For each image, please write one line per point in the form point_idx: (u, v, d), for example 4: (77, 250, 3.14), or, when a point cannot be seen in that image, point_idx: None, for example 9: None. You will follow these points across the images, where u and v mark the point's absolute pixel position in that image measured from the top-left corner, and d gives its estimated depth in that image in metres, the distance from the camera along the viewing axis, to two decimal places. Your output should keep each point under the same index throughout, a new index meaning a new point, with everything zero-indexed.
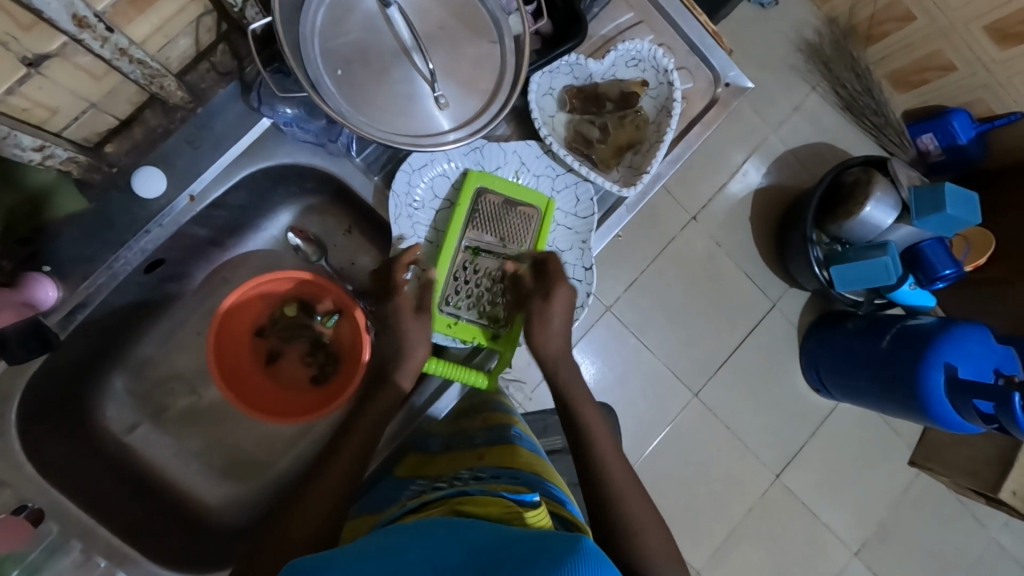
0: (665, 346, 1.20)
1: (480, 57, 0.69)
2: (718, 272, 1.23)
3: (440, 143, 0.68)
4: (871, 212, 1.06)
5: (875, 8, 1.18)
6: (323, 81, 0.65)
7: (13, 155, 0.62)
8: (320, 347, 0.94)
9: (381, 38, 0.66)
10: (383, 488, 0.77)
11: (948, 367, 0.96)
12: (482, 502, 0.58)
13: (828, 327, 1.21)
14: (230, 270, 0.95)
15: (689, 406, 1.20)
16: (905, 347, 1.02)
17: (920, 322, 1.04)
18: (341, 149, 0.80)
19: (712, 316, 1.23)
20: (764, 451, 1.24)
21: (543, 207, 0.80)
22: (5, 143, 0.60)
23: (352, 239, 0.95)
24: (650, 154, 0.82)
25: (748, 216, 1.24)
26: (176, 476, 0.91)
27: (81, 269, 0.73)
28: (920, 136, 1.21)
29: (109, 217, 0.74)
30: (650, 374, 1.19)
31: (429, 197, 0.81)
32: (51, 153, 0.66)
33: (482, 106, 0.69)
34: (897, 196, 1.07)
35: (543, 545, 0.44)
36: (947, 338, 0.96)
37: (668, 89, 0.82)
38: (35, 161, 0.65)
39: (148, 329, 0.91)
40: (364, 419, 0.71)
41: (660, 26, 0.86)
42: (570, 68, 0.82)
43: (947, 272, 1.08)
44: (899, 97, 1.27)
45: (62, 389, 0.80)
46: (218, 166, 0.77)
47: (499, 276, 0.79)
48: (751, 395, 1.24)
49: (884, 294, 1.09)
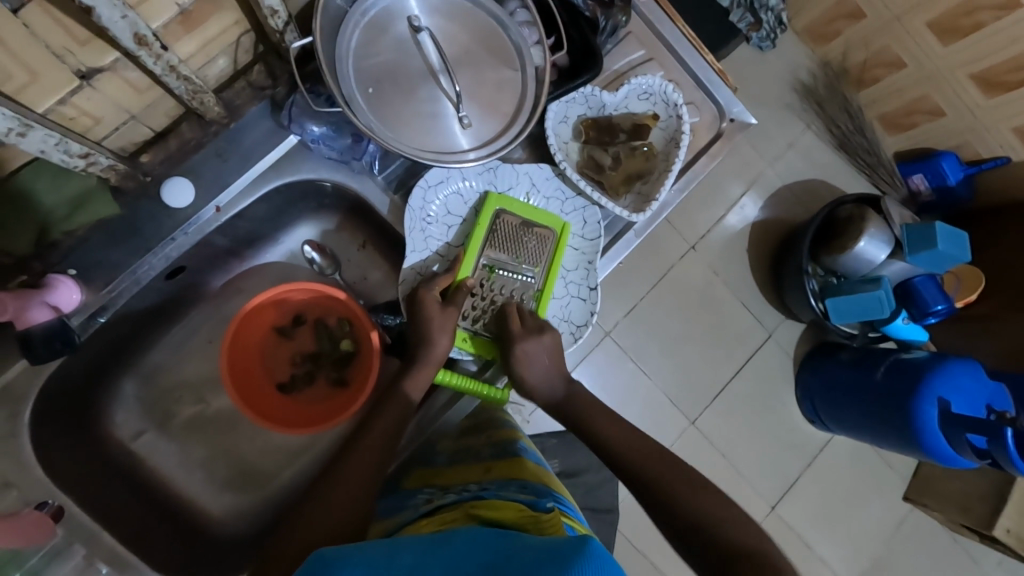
0: (661, 372, 1.22)
1: (501, 84, 0.73)
2: (715, 302, 1.26)
3: (460, 160, 0.71)
4: (866, 247, 1.10)
5: (867, 56, 1.25)
6: (356, 98, 0.68)
7: (59, 161, 0.64)
8: (308, 367, 0.95)
9: (411, 60, 0.70)
10: (394, 500, 0.78)
11: (941, 402, 0.98)
12: (496, 505, 0.61)
13: (823, 358, 1.24)
14: (244, 281, 0.97)
15: (686, 433, 1.22)
16: (900, 378, 1.04)
17: (913, 355, 1.07)
18: (362, 167, 0.83)
19: (708, 346, 1.25)
20: (759, 480, 1.25)
21: (559, 230, 0.83)
22: (56, 148, 0.62)
23: (366, 254, 0.98)
24: (658, 183, 0.85)
25: (745, 248, 1.28)
26: (178, 484, 0.91)
27: (105, 273, 0.75)
28: (911, 177, 1.27)
29: (137, 224, 0.76)
30: (644, 397, 1.21)
31: (443, 213, 0.83)
32: (94, 159, 0.68)
33: (502, 128, 0.72)
34: (890, 232, 1.12)
35: (553, 545, 0.46)
36: (939, 372, 0.99)
37: (678, 122, 0.86)
38: (79, 167, 0.67)
39: (161, 335, 0.92)
40: (379, 422, 0.73)
41: (668, 63, 0.92)
42: (586, 98, 0.86)
43: (938, 308, 1.11)
44: (890, 138, 1.33)
45: (73, 390, 0.81)
46: (245, 179, 0.80)
47: (513, 292, 0.82)
48: (746, 425, 1.26)
49: (878, 328, 1.15)
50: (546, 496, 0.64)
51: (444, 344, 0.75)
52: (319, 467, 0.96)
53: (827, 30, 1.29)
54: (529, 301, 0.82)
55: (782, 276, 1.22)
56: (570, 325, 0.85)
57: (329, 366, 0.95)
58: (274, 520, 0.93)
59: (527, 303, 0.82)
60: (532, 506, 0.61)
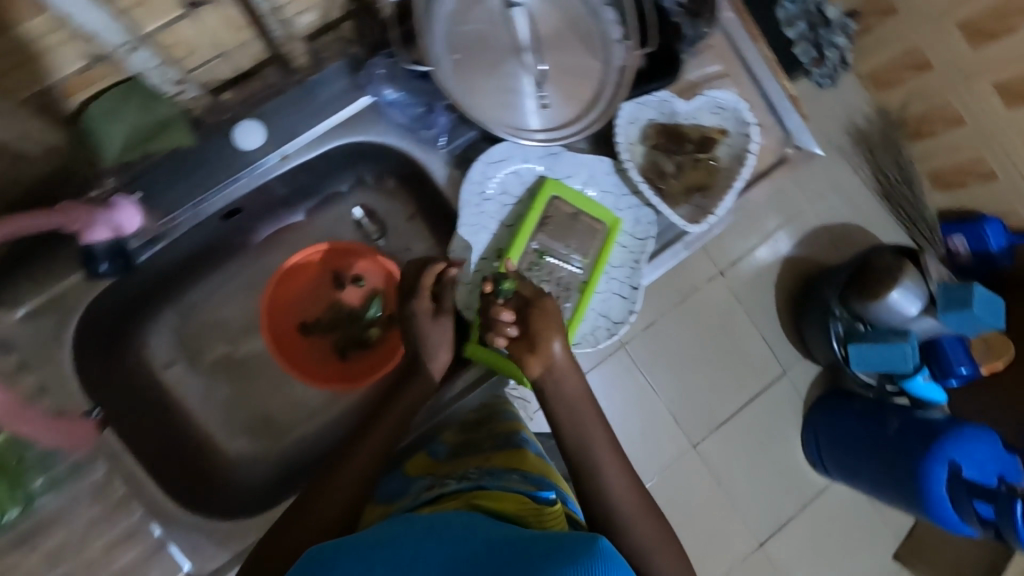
0: (672, 390, 1.22)
1: (583, 67, 0.72)
2: (735, 328, 1.26)
3: (535, 138, 0.71)
4: (898, 299, 1.07)
5: (927, 108, 1.22)
6: (442, 65, 0.68)
7: (157, 84, 0.71)
8: (335, 318, 0.98)
9: (500, 32, 0.69)
10: (390, 483, 0.76)
11: (952, 465, 0.97)
12: (497, 497, 0.62)
13: (837, 401, 1.22)
14: (291, 234, 0.97)
15: (686, 455, 1.22)
16: (915, 437, 1.02)
17: (929, 415, 1.05)
18: (427, 138, 0.83)
19: (724, 371, 1.25)
20: (751, 515, 1.24)
21: (609, 225, 0.84)
22: (156, 69, 0.68)
23: (413, 226, 0.99)
24: (718, 198, 0.85)
25: (773, 280, 1.28)
26: (200, 420, 0.92)
27: (168, 202, 0.77)
28: (951, 238, 1.22)
29: (203, 158, 0.77)
30: (651, 413, 1.21)
31: (499, 192, 0.84)
32: (185, 88, 0.74)
33: (579, 112, 0.72)
34: (926, 287, 1.08)
35: (560, 538, 0.47)
36: (954, 435, 0.97)
37: (745, 141, 0.86)
38: (171, 94, 0.74)
39: (207, 271, 0.93)
40: (379, 427, 0.75)
41: (743, 82, 0.92)
42: (660, 103, 0.86)
43: (962, 371, 1.11)
44: (936, 195, 1.31)
45: (116, 311, 0.83)
46: (315, 132, 0.80)
47: (560, 280, 0.83)
48: (747, 457, 1.25)
49: (896, 381, 1.13)
50: (546, 487, 0.66)
51: (445, 357, 0.81)
52: (336, 428, 0.96)
53: (892, 76, 1.26)
54: (573, 292, 0.83)
55: (806, 311, 1.21)
56: (608, 321, 0.85)
57: (352, 329, 0.97)
58: (286, 473, 0.92)
59: (571, 293, 0.83)
60: (536, 498, 0.63)
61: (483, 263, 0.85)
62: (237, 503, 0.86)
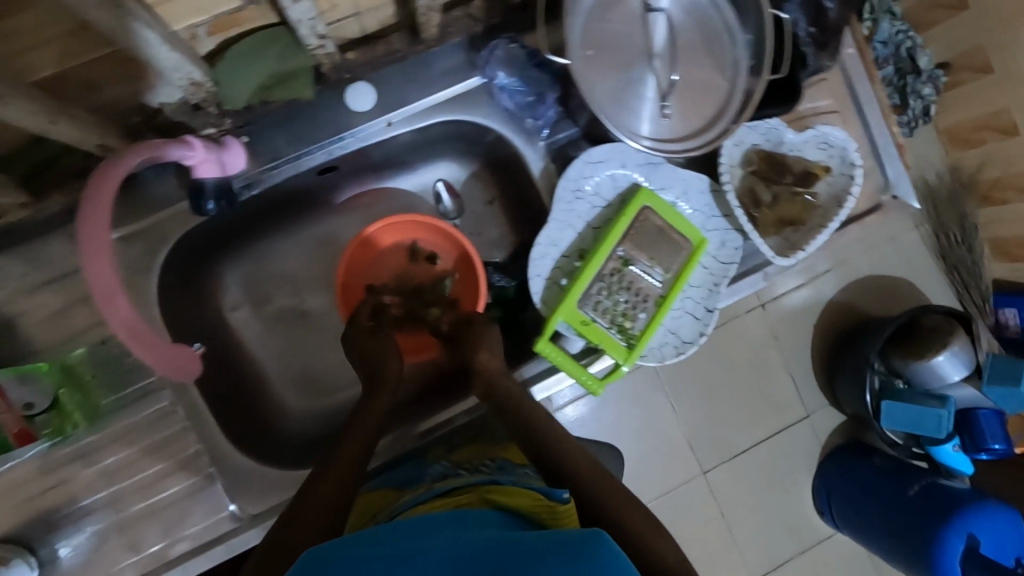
0: (690, 415, 1.15)
1: (710, 84, 0.71)
2: (763, 364, 1.18)
3: (652, 145, 0.70)
4: (942, 362, 1.03)
5: (1004, 174, 1.11)
6: (575, 57, 0.68)
7: (302, 36, 0.66)
8: (401, 288, 0.95)
9: (635, 37, 0.69)
10: (404, 469, 0.79)
11: (971, 539, 0.95)
12: (510, 492, 0.64)
13: (855, 455, 1.14)
14: (371, 199, 0.97)
15: (693, 481, 1.15)
16: (933, 506, 0.98)
17: (951, 484, 1.02)
18: (529, 128, 0.83)
19: (747, 406, 1.17)
20: (748, 548, 1.17)
21: (695, 244, 0.83)
22: (308, 23, 0.63)
23: (491, 211, 0.99)
24: (810, 235, 0.83)
25: (812, 322, 1.19)
26: (257, 366, 0.94)
27: (272, 151, 0.78)
28: (1005, 309, 1.16)
29: (314, 113, 0.78)
30: (665, 434, 1.14)
31: (593, 193, 0.84)
32: (324, 43, 0.70)
33: (700, 127, 0.71)
34: (974, 356, 1.05)
35: (562, 536, 0.52)
36: (977, 510, 0.95)
37: (847, 182, 0.84)
38: (311, 46, 0.69)
39: (287, 223, 0.94)
40: (363, 417, 0.76)
41: (851, 121, 0.90)
42: (768, 130, 0.84)
43: (995, 447, 1.03)
44: (994, 264, 1.20)
45: (201, 247, 0.85)
46: (423, 104, 0.81)
47: (637, 291, 0.81)
48: (754, 492, 1.18)
49: (924, 445, 1.07)
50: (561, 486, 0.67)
51: (395, 367, 0.82)
52: None
53: (971, 135, 1.15)
54: (649, 305, 0.81)
55: (841, 359, 1.12)
56: (677, 339, 0.85)
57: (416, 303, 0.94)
58: (331, 432, 0.94)
59: (647, 305, 0.81)
60: (549, 496, 0.63)
61: (563, 262, 0.84)
62: (289, 453, 0.88)
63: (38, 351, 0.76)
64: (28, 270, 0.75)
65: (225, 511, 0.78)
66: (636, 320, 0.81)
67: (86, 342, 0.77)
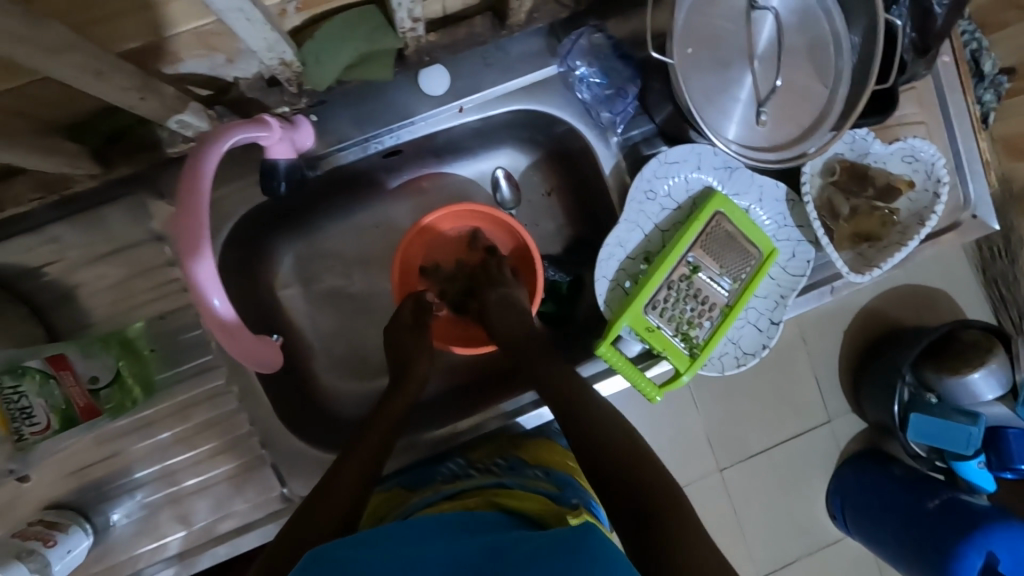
0: (710, 413, 1.05)
1: (810, 90, 0.68)
2: (792, 368, 1.07)
3: (746, 152, 0.68)
4: (978, 380, 0.92)
5: None
6: (676, 55, 0.65)
7: (399, 18, 0.63)
8: (451, 274, 0.92)
9: (738, 38, 0.67)
10: (418, 472, 0.79)
11: (990, 556, 0.86)
12: (518, 496, 0.65)
13: (871, 463, 1.03)
14: (428, 183, 0.94)
15: (707, 479, 1.05)
16: (950, 521, 0.89)
17: (973, 499, 0.92)
18: (605, 123, 0.79)
19: (769, 408, 1.06)
20: (757, 550, 1.07)
21: (766, 253, 0.79)
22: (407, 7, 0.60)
23: (548, 202, 0.95)
24: (887, 252, 0.79)
25: (842, 327, 1.07)
26: (305, 346, 0.92)
27: (340, 130, 0.75)
28: None
29: (386, 94, 0.75)
30: (683, 429, 1.04)
31: (666, 194, 0.81)
32: (417, 27, 0.67)
33: (796, 136, 0.68)
34: (1013, 374, 0.93)
35: (559, 533, 0.51)
36: (998, 526, 0.86)
37: (932, 199, 0.80)
38: (404, 29, 0.66)
39: (341, 203, 0.91)
40: (384, 412, 0.75)
41: (937, 133, 0.85)
42: (854, 139, 0.81)
43: (1023, 467, 0.92)
44: None
45: (257, 224, 0.83)
46: (496, 92, 0.78)
47: (703, 299, 0.79)
48: (769, 495, 1.07)
49: (947, 459, 0.95)
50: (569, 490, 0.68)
51: (424, 365, 0.80)
52: None
53: None
54: (714, 314, 0.79)
55: (869, 368, 1.02)
56: (738, 349, 0.83)
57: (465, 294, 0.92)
58: None
59: (712, 314, 0.79)
60: (557, 501, 0.64)
61: (628, 264, 0.82)
62: (334, 436, 0.86)
63: (98, 322, 0.76)
64: (89, 240, 0.74)
65: (275, 492, 0.77)
66: (699, 329, 0.79)
67: (145, 315, 0.76)
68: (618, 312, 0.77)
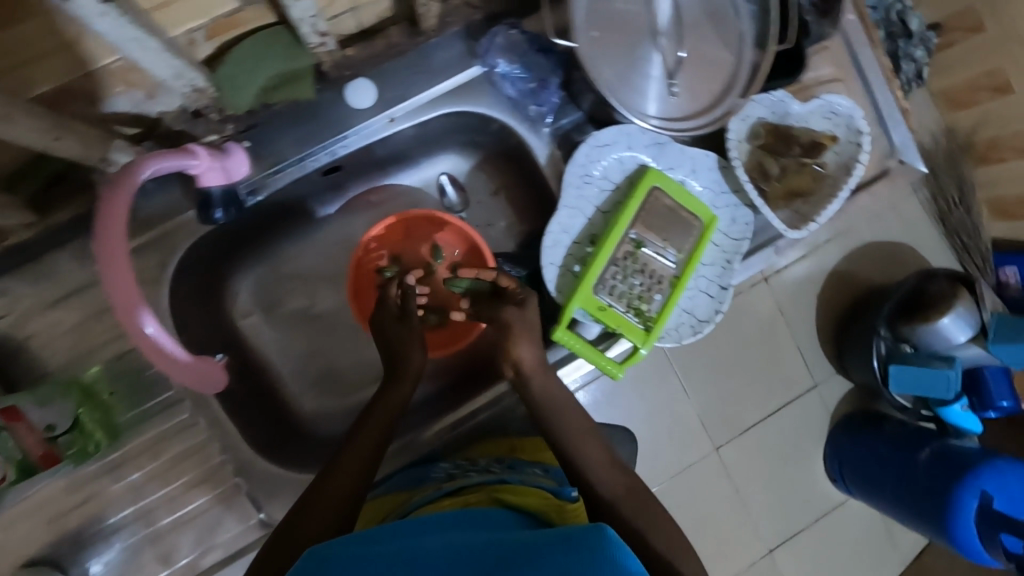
0: (702, 395, 1.02)
1: (715, 59, 0.73)
2: (775, 341, 1.05)
3: (663, 122, 0.72)
4: (948, 324, 0.93)
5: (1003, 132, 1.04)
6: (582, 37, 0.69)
7: (304, 34, 0.67)
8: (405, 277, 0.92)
9: (641, 16, 0.71)
10: (407, 474, 0.77)
11: (984, 496, 0.86)
12: (521, 491, 0.65)
13: (865, 425, 1.02)
14: (376, 196, 0.95)
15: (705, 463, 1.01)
16: (946, 466, 0.88)
17: (961, 444, 0.92)
18: (533, 115, 0.82)
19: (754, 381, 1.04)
20: (765, 527, 1.04)
21: (706, 222, 0.82)
22: (309, 20, 0.65)
23: (496, 201, 0.97)
24: (821, 205, 0.83)
25: (815, 292, 1.06)
26: (274, 371, 0.92)
27: (275, 152, 0.76)
28: (1004, 267, 1.10)
29: (316, 111, 0.77)
30: (677, 417, 1.00)
31: (602, 176, 0.83)
32: (326, 42, 0.71)
33: (708, 103, 0.73)
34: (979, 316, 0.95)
35: (563, 532, 0.48)
36: (989, 466, 0.85)
37: (855, 150, 0.83)
38: (313, 45, 0.70)
39: (293, 225, 0.92)
40: (377, 409, 0.69)
41: (856, 87, 0.89)
42: (773, 102, 0.83)
43: (1004, 404, 0.95)
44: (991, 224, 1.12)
45: (208, 254, 0.83)
46: (423, 98, 0.80)
47: (653, 273, 0.81)
48: (768, 471, 1.05)
49: (931, 407, 0.95)
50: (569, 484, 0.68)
51: (418, 358, 0.73)
52: None
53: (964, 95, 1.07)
54: (664, 286, 0.81)
55: (844, 337, 1.03)
56: (693, 318, 0.84)
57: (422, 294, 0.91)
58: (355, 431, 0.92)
59: (662, 287, 0.81)
60: (557, 494, 0.63)
61: (574, 248, 0.83)
62: (312, 457, 0.86)
63: (56, 370, 0.76)
64: (36, 289, 0.74)
65: (255, 519, 0.77)
66: (650, 302, 0.80)
67: (102, 358, 0.76)
68: (568, 297, 0.78)
